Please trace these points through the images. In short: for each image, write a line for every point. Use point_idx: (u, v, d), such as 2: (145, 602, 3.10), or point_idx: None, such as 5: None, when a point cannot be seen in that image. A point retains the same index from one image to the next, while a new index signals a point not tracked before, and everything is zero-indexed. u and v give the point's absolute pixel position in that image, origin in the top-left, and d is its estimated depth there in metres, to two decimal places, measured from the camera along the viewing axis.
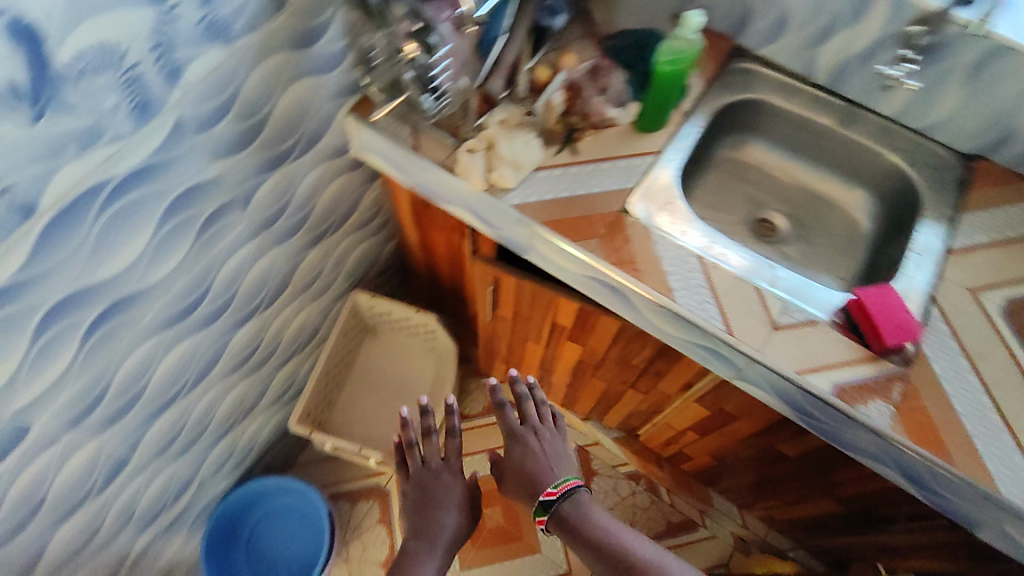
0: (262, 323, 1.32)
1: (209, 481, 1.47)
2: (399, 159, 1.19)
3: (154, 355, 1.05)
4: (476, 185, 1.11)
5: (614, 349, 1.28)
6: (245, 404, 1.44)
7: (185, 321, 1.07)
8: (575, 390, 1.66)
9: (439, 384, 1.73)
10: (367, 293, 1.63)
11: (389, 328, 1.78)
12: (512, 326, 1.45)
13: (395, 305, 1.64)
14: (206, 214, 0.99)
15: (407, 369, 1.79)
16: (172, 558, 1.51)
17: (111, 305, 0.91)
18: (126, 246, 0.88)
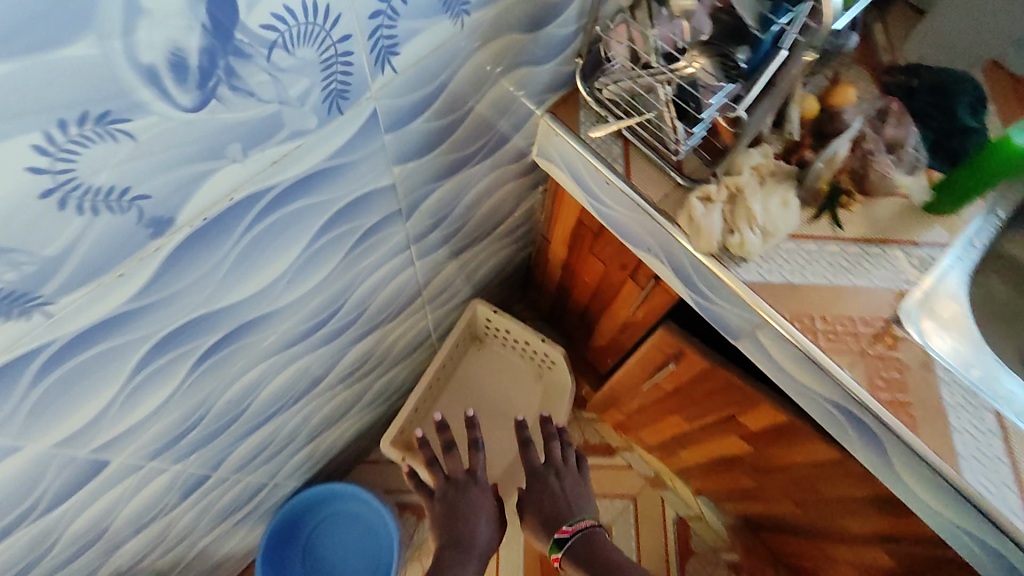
0: (380, 336, 1.11)
1: (282, 483, 1.31)
2: (596, 183, 0.91)
3: (264, 377, 0.84)
4: (705, 247, 0.82)
5: (802, 469, 1.01)
6: (338, 413, 1.25)
7: (306, 342, 0.87)
8: (701, 469, 1.40)
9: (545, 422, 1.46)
10: (489, 305, 1.39)
11: (501, 342, 1.53)
12: (660, 396, 1.18)
13: (517, 325, 1.40)
14: (365, 227, 0.76)
15: (511, 392, 1.53)
16: (227, 550, 1.37)
17: (231, 331, 0.70)
18: (265, 267, 0.66)
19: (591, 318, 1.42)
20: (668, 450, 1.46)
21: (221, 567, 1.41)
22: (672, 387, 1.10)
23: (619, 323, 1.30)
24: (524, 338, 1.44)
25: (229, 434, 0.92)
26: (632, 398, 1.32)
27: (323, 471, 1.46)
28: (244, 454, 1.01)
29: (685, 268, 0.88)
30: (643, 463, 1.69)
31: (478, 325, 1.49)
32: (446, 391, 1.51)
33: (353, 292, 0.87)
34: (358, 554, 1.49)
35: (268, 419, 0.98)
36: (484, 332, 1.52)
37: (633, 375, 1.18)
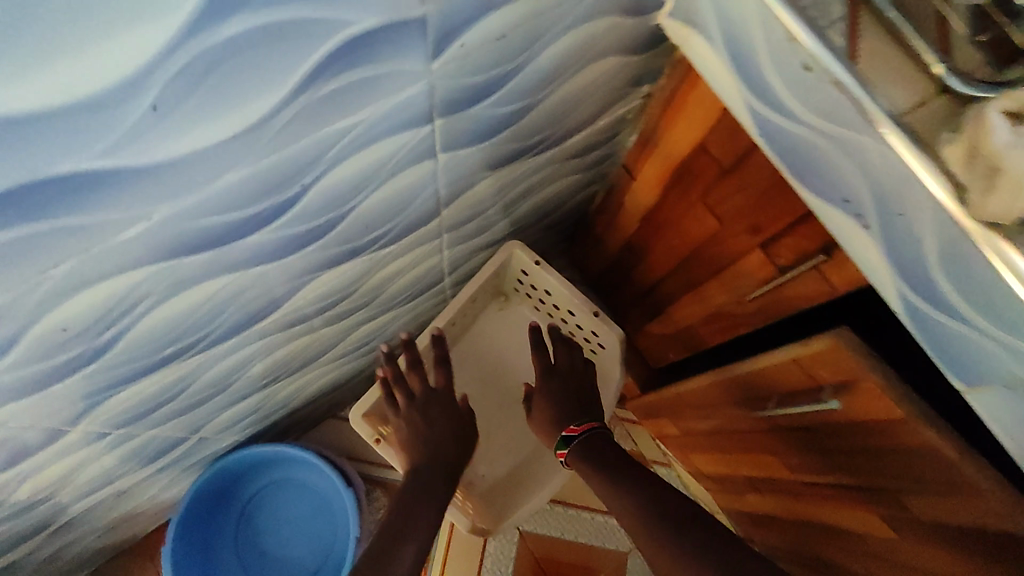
0: (367, 268, 0.72)
1: (208, 440, 0.95)
2: (776, 69, 0.50)
3: (138, 297, 0.47)
4: (1000, 214, 0.42)
5: None
6: (298, 364, 0.88)
7: (222, 252, 0.48)
8: (771, 525, 1.03)
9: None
10: (531, 252, 1.00)
11: (533, 305, 1.14)
12: (757, 430, 0.80)
13: (563, 286, 1.00)
14: (345, 34, 0.36)
15: (535, 373, 1.13)
16: (133, 508, 1.04)
17: (11, 196, 0.32)
18: (56, 54, 0.27)
19: (665, 298, 1.02)
20: (728, 488, 1.08)
21: (123, 524, 1.08)
22: (798, 428, 0.70)
23: (710, 312, 0.91)
24: (567, 306, 1.04)
25: (87, 382, 0.55)
26: (703, 418, 0.94)
27: (275, 427, 1.11)
28: (127, 408, 0.65)
29: (929, 249, 0.48)
30: (680, 488, 1.33)
31: (508, 276, 1.10)
32: (450, 356, 1.13)
33: (320, 182, 0.48)
34: (306, 541, 1.14)
35: (165, 366, 0.61)
36: (515, 287, 1.13)
37: (729, 393, 0.79)
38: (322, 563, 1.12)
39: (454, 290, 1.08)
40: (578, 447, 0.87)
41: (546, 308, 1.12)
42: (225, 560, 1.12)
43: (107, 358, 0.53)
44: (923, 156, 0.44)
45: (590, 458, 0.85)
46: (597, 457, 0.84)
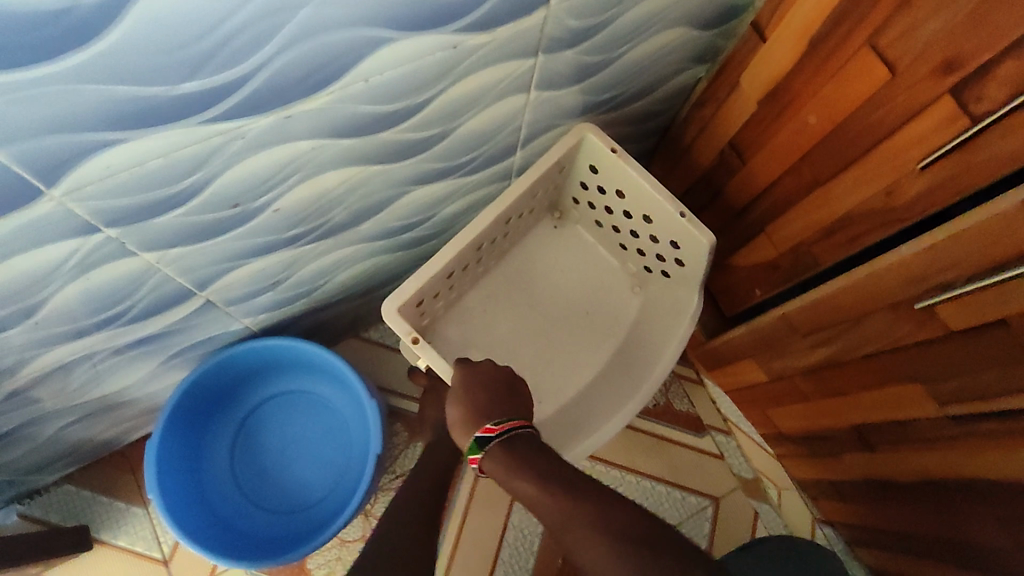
0: (444, 74, 0.56)
1: (212, 319, 0.79)
2: None
3: None
4: None
5: None
6: (339, 221, 0.71)
7: None
8: (866, 492, 0.86)
9: (638, 356, 0.93)
10: (608, 136, 0.82)
11: (594, 222, 0.99)
12: (914, 343, 0.63)
13: (643, 181, 0.83)
14: None
15: (592, 299, 0.99)
16: (114, 402, 0.87)
17: None
18: None
19: (770, 211, 0.85)
20: (816, 449, 0.90)
21: (102, 419, 0.89)
22: (990, 325, 0.53)
23: (842, 216, 0.73)
24: (642, 213, 0.88)
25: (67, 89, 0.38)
26: (814, 345, 0.76)
27: (293, 323, 0.93)
28: (118, 188, 0.48)
29: None
30: (740, 459, 1.14)
31: (569, 182, 0.94)
32: (495, 275, 0.98)
33: None
34: (309, 464, 0.97)
35: (178, 118, 0.44)
36: (574, 200, 0.97)
37: (876, 293, 0.63)
38: (325, 495, 0.95)
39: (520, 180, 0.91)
40: (494, 451, 0.63)
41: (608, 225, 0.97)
42: (216, 465, 0.95)
43: (97, 47, 0.36)
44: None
45: (504, 459, 0.61)
46: (521, 461, 0.60)
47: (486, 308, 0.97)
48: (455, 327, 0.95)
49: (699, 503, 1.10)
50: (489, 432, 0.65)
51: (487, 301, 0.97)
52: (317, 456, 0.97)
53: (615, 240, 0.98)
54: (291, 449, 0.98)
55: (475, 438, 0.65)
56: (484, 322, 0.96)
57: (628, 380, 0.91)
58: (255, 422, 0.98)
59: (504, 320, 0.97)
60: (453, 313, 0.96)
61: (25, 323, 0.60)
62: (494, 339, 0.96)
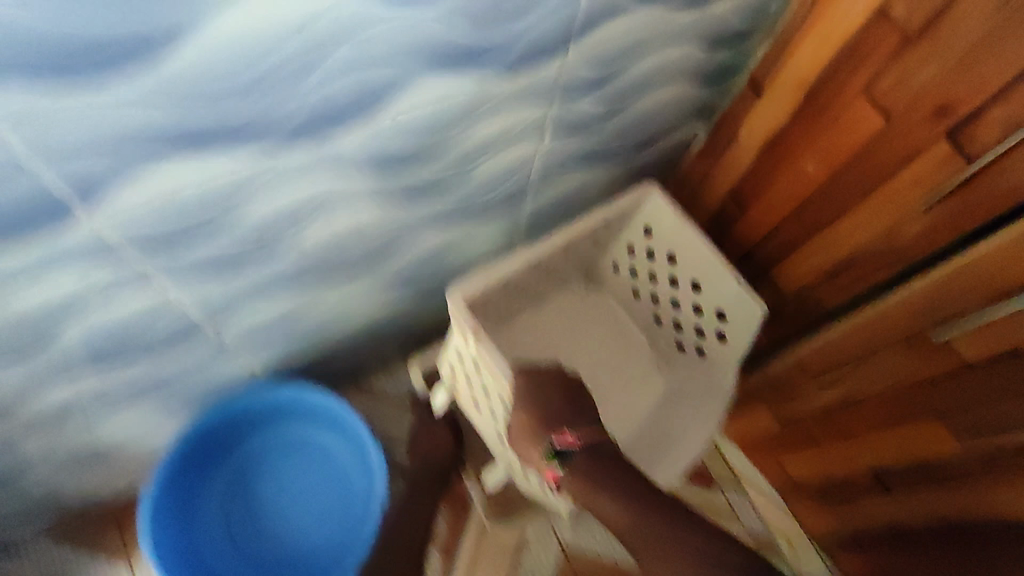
0: (468, 115, 0.59)
1: (220, 361, 0.78)
2: None
3: None
4: None
5: None
6: (356, 259, 0.72)
7: None
8: (882, 541, 0.84)
9: (670, 431, 0.89)
10: (673, 201, 0.84)
11: (627, 291, 0.97)
12: (930, 377, 0.63)
13: (705, 246, 0.83)
14: None
15: (619, 369, 0.95)
16: (111, 450, 0.84)
17: None
18: None
19: (774, 256, 0.88)
20: (829, 497, 0.89)
21: (97, 466, 0.86)
22: (1006, 353, 0.54)
23: (846, 257, 0.76)
24: (692, 278, 0.87)
25: (122, 103, 0.40)
26: (824, 385, 0.77)
27: (300, 368, 0.92)
28: (153, 211, 0.49)
29: None
30: (751, 515, 1.10)
31: (614, 246, 0.93)
32: (522, 328, 0.94)
33: None
34: (304, 520, 0.93)
35: (219, 142, 0.46)
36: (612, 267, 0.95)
37: (886, 328, 0.64)
38: (320, 554, 0.91)
39: (528, 226, 0.93)
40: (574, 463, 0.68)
41: (644, 295, 0.96)
42: (208, 517, 0.91)
43: (154, 66, 0.39)
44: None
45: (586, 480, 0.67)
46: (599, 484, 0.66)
47: (528, 348, 0.93)
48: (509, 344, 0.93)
49: None
50: (568, 442, 0.68)
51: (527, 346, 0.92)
52: (314, 513, 0.93)
53: (647, 313, 0.97)
54: (287, 505, 0.94)
55: (550, 446, 0.68)
56: (538, 353, 0.93)
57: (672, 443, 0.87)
58: (253, 476, 0.95)
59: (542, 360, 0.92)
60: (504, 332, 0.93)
61: (37, 355, 0.59)
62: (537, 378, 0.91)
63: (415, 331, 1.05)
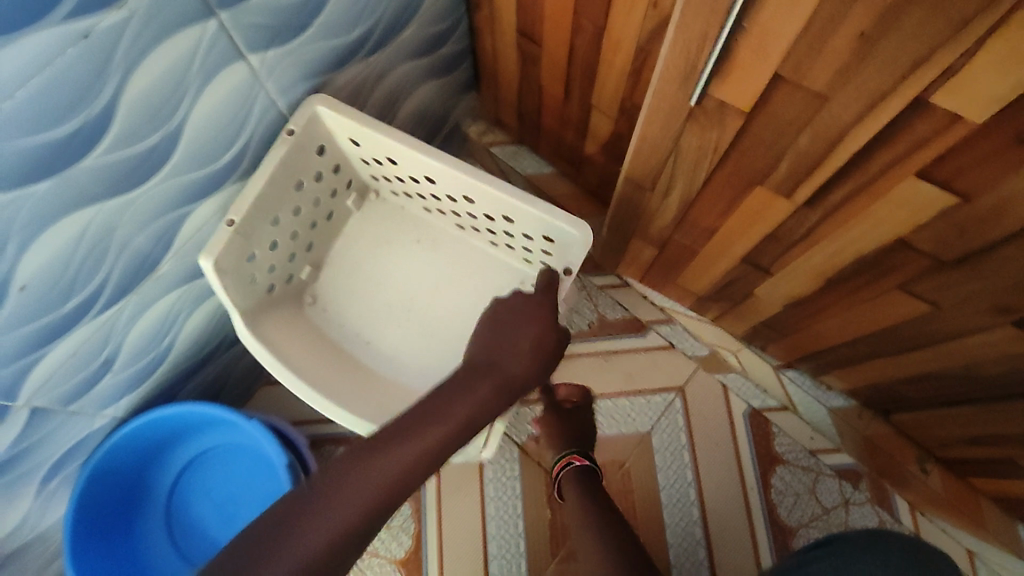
0: (104, 68, 0.50)
1: (62, 420, 0.73)
2: None
3: None
4: None
5: None
6: (123, 270, 0.65)
7: None
8: (792, 319, 0.80)
9: (379, 393, 0.78)
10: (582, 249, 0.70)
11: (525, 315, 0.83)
12: (732, 144, 0.56)
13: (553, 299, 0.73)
14: None
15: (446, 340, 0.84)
16: (22, 547, 0.81)
17: None
18: None
19: (584, 81, 0.79)
20: (734, 298, 0.85)
21: (22, 567, 0.83)
22: (771, 85, 0.47)
23: (634, 50, 0.67)
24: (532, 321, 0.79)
25: None
26: (663, 195, 0.70)
27: (176, 390, 0.88)
28: None
29: None
30: (689, 340, 1.08)
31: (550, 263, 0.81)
32: (443, 227, 0.88)
33: None
34: (244, 524, 0.90)
35: None
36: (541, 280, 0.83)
37: (671, 113, 0.57)
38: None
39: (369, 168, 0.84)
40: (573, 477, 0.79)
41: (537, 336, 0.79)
42: (144, 559, 0.89)
43: None
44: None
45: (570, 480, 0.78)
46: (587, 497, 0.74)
47: (404, 230, 0.88)
48: (406, 230, 0.88)
49: (665, 399, 1.05)
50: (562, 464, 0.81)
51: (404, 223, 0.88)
52: (235, 517, 0.91)
53: None
54: (211, 518, 0.92)
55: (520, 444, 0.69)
56: (415, 259, 0.87)
57: (312, 370, 0.76)
58: (170, 497, 0.92)
59: (402, 224, 0.89)
60: (415, 215, 0.89)
61: None
62: (379, 234, 0.88)
63: None
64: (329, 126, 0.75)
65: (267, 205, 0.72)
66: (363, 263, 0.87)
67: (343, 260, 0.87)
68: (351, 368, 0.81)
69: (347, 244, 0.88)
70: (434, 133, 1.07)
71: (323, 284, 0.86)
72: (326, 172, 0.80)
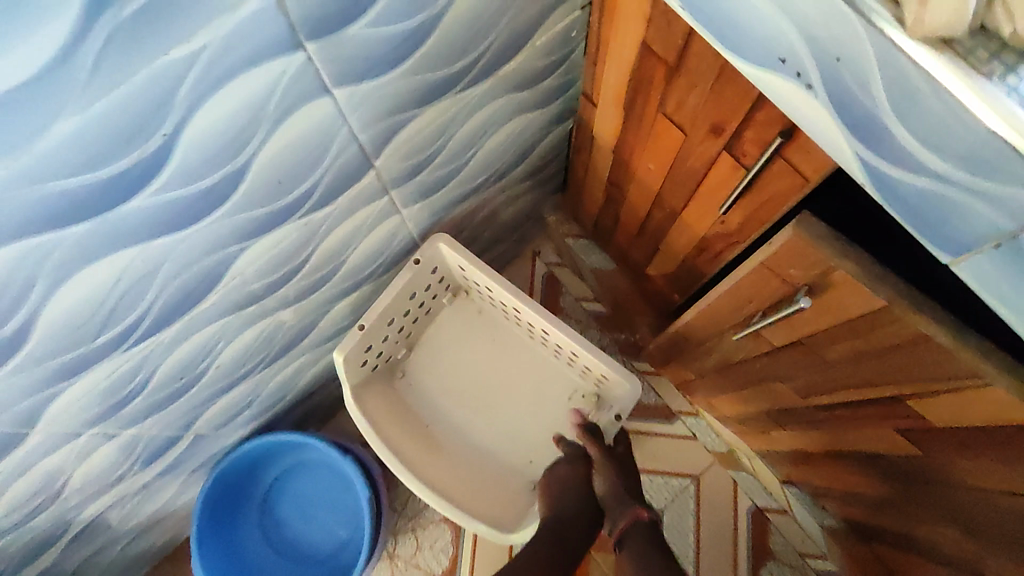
0: (307, 240, 0.67)
1: (210, 438, 0.93)
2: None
3: (45, 275, 0.46)
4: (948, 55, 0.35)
5: (984, 498, 0.56)
6: (279, 347, 0.84)
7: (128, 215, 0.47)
8: (800, 458, 0.95)
9: (437, 460, 0.96)
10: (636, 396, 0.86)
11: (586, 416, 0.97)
12: (762, 354, 0.71)
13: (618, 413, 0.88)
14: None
15: (498, 432, 0.99)
16: (157, 518, 1.04)
17: None
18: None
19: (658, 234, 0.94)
20: (756, 428, 1.01)
21: (153, 530, 1.06)
22: (794, 343, 0.62)
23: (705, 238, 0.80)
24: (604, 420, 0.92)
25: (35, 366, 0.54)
26: (708, 353, 0.86)
27: (285, 416, 1.08)
28: (91, 401, 0.64)
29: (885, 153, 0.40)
30: (711, 437, 1.23)
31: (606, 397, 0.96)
32: (515, 333, 1.03)
33: (183, 137, 0.44)
34: (318, 527, 1.13)
35: (114, 351, 0.59)
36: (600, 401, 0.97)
37: (717, 319, 0.72)
38: (332, 553, 1.11)
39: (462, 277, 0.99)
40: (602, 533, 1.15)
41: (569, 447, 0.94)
42: (231, 541, 1.10)
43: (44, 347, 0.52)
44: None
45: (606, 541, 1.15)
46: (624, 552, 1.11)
47: (479, 325, 1.04)
48: (483, 326, 1.04)
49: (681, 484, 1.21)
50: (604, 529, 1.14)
51: (482, 323, 1.04)
52: (311, 521, 1.14)
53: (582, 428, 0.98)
54: (291, 517, 1.14)
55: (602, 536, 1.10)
56: (484, 354, 1.03)
57: (398, 444, 0.94)
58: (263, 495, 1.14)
59: (480, 323, 1.04)
60: (491, 317, 1.04)
61: (66, 495, 0.77)
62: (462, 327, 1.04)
63: None
64: (446, 256, 0.91)
65: (386, 313, 0.89)
66: (447, 355, 1.03)
67: (431, 348, 1.04)
68: (419, 434, 0.98)
69: (434, 335, 1.04)
70: (520, 225, 1.23)
71: (409, 368, 1.03)
72: (433, 285, 0.96)
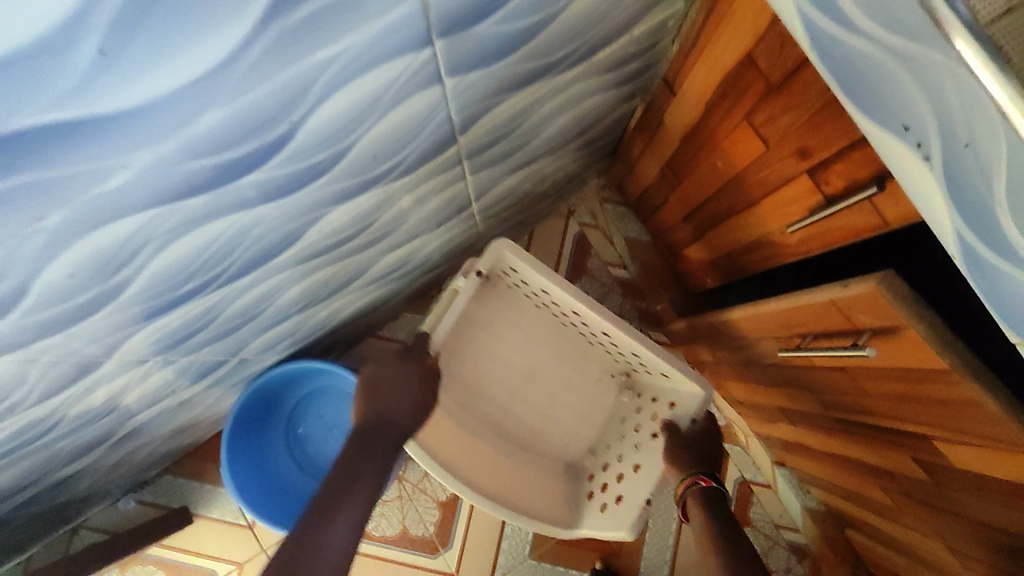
0: (380, 202, 0.68)
1: (250, 362, 0.97)
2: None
3: (157, 235, 0.47)
4: None
5: (982, 525, 0.62)
6: (330, 291, 0.86)
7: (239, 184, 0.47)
8: (800, 448, 1.02)
9: (505, 471, 0.99)
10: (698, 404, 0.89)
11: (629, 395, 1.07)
12: (798, 366, 0.74)
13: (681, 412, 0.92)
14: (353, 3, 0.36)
15: (545, 419, 1.07)
16: (190, 425, 1.09)
17: (112, 136, 0.35)
18: (177, 55, 0.32)
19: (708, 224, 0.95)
20: (763, 414, 1.07)
21: (184, 434, 1.12)
22: (837, 366, 0.66)
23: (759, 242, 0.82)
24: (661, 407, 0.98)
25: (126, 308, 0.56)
26: (738, 348, 0.89)
27: (317, 345, 1.12)
28: (162, 334, 0.66)
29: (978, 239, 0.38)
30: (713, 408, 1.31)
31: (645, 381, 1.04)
32: (549, 320, 1.08)
33: (308, 123, 0.45)
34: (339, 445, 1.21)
35: (193, 295, 0.61)
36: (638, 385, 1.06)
37: (762, 324, 0.75)
38: None
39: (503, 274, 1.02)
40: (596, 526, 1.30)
41: (621, 434, 1.04)
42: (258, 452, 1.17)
43: (141, 292, 0.54)
44: (1015, 84, 0.32)
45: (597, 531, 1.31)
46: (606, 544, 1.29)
47: (518, 315, 1.07)
48: (518, 315, 1.07)
49: None
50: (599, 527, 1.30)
51: (521, 314, 1.07)
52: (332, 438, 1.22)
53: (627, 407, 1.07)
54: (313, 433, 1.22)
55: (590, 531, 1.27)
56: (519, 345, 1.07)
57: (470, 469, 0.94)
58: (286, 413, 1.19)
59: (517, 313, 1.07)
60: (526, 304, 1.07)
61: (121, 407, 0.81)
62: (494, 315, 1.07)
63: (408, 295, 1.20)
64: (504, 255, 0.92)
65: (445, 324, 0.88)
66: (488, 352, 1.06)
67: (471, 344, 1.05)
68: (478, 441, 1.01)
69: (475, 329, 1.06)
70: (564, 187, 1.23)
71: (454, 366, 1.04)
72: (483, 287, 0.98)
